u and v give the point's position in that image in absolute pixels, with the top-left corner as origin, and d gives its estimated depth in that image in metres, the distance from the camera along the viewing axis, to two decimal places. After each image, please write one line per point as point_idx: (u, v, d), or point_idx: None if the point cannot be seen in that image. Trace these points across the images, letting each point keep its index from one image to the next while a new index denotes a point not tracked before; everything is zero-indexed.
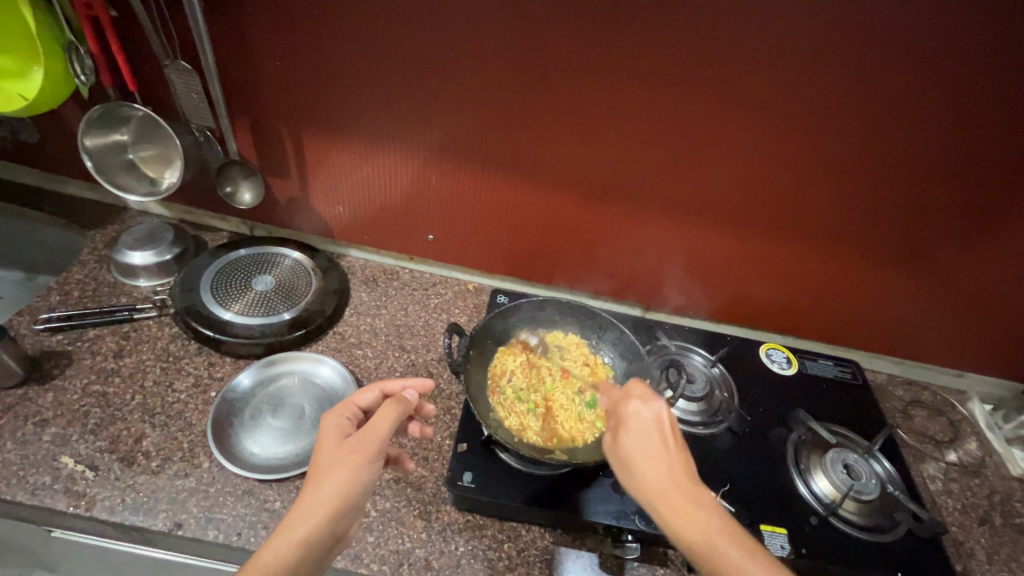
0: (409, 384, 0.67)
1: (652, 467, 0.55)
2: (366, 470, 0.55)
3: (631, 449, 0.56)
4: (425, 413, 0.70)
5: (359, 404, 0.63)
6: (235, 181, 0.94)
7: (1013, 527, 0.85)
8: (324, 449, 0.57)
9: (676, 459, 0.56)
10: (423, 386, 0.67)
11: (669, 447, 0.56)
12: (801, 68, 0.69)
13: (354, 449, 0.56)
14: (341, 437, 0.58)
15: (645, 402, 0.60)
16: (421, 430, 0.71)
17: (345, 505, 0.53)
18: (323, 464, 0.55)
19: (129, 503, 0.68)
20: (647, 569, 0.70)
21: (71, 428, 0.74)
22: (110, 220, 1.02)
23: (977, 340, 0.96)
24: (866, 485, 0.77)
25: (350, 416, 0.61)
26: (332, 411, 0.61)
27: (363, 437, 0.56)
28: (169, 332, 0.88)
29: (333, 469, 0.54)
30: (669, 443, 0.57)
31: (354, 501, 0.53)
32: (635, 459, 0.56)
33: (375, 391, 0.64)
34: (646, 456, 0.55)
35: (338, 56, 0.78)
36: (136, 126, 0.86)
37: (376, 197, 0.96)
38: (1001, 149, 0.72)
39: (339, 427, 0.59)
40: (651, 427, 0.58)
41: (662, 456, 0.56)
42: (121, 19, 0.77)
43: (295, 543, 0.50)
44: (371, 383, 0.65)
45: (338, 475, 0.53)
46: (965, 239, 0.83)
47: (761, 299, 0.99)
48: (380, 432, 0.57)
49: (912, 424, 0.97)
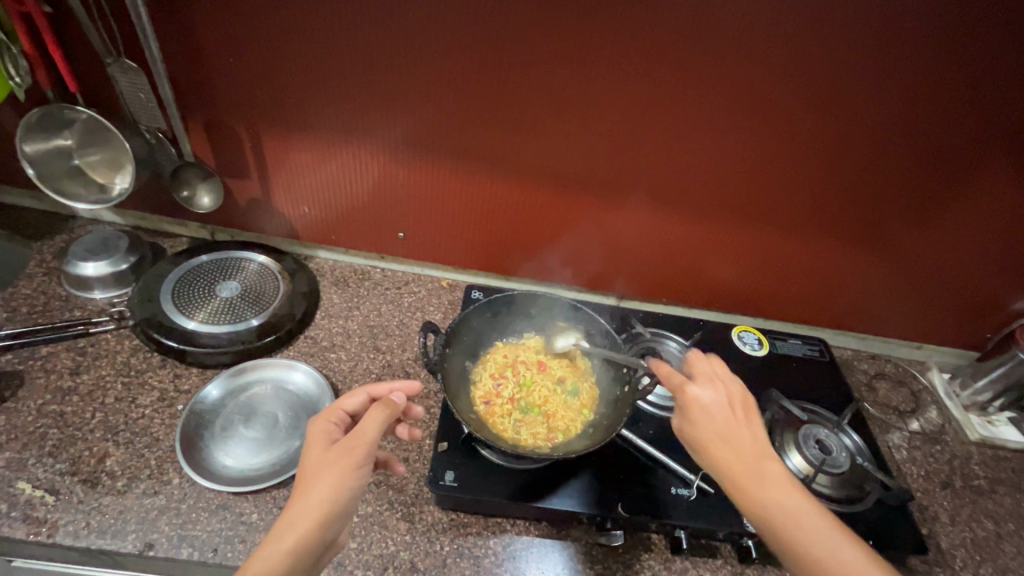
0: (396, 387, 0.64)
1: (721, 452, 0.57)
2: (354, 475, 0.53)
3: (697, 435, 0.58)
4: (412, 415, 0.67)
5: (346, 408, 0.60)
6: (192, 185, 0.90)
7: (972, 488, 0.89)
8: (310, 454, 0.55)
9: (744, 437, 0.57)
10: (411, 389, 0.64)
11: (735, 428, 0.58)
12: (762, 53, 0.70)
13: (341, 455, 0.54)
14: (327, 443, 0.56)
15: (710, 384, 0.60)
16: (410, 434, 0.69)
17: (333, 513, 0.51)
18: (309, 472, 0.53)
19: (94, 526, 0.65)
20: (632, 555, 0.71)
21: (27, 452, 0.70)
22: (58, 230, 0.97)
23: (935, 313, 1.01)
24: (837, 459, 0.80)
25: (336, 422, 0.59)
26: (318, 416, 0.59)
27: (350, 442, 0.54)
28: (129, 345, 0.84)
29: (321, 476, 0.52)
30: (734, 422, 0.58)
31: (343, 507, 0.52)
32: (705, 444, 0.58)
33: (361, 395, 0.61)
34: (714, 440, 0.57)
35: (295, 50, 0.75)
36: (80, 129, 0.81)
37: (342, 195, 0.93)
38: (953, 128, 0.75)
39: (325, 433, 0.57)
40: (715, 410, 0.59)
41: (731, 439, 0.57)
42: (57, 15, 0.72)
43: (284, 553, 0.48)
44: (358, 387, 0.62)
45: (327, 481, 0.52)
46: (921, 216, 0.86)
47: (731, 283, 1.01)
48: (366, 436, 0.55)
49: (877, 396, 1.01)
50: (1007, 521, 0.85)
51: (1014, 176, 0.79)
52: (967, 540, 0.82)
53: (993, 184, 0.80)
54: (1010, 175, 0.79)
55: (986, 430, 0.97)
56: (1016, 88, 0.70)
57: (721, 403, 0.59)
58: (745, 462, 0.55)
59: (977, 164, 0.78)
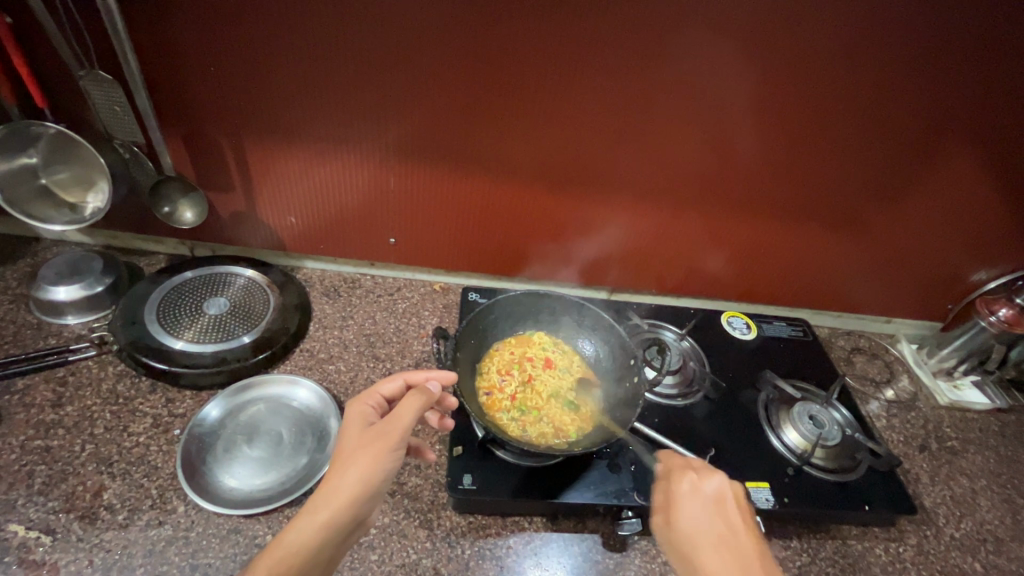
0: (434, 376, 0.64)
1: (714, 553, 0.55)
2: (389, 457, 0.54)
3: (690, 534, 0.57)
4: (447, 405, 0.69)
5: (383, 392, 0.61)
6: (173, 200, 0.86)
7: (947, 449, 0.96)
8: (349, 434, 0.56)
9: (741, 540, 0.56)
10: (448, 378, 0.65)
11: (733, 530, 0.56)
12: (746, 49, 0.73)
13: (378, 437, 0.54)
14: (364, 424, 0.57)
15: (699, 477, 0.61)
16: (440, 422, 0.71)
17: (367, 492, 0.52)
18: (347, 451, 0.54)
19: (98, 564, 0.62)
20: (648, 541, 0.73)
21: (14, 492, 0.66)
22: (22, 254, 0.91)
23: (903, 288, 1.07)
24: (830, 432, 0.85)
25: (374, 405, 0.60)
26: (356, 398, 0.60)
27: (387, 426, 0.55)
28: (113, 371, 0.80)
29: (357, 455, 0.53)
30: (731, 522, 0.57)
31: (376, 488, 0.53)
32: (699, 545, 0.56)
33: (400, 380, 0.62)
34: (708, 540, 0.56)
35: (281, 58, 0.73)
36: (47, 146, 0.76)
37: (330, 203, 0.91)
38: (922, 112, 0.79)
39: (362, 415, 0.58)
40: (713, 506, 0.58)
41: (726, 541, 0.56)
42: (19, 26, 0.67)
43: (319, 526, 0.49)
44: (395, 373, 0.63)
45: (361, 462, 0.53)
46: (889, 198, 0.92)
47: (716, 270, 1.05)
48: (404, 420, 0.55)
49: (855, 369, 1.07)
50: (980, 477, 0.92)
51: (973, 157, 0.85)
52: (947, 498, 0.88)
53: (953, 165, 0.86)
54: (969, 155, 0.85)
55: (953, 394, 1.05)
56: (975, 74, 0.75)
57: (717, 501, 0.59)
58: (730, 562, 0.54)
59: (941, 147, 0.84)
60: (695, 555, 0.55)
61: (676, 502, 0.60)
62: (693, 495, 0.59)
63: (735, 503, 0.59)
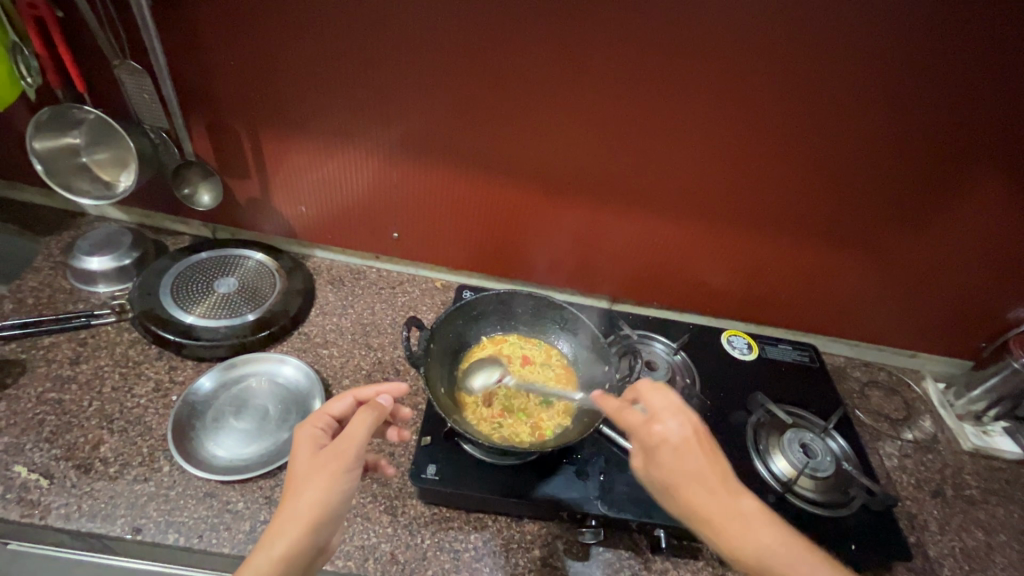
0: (383, 389, 0.65)
1: (695, 492, 0.54)
2: (343, 480, 0.55)
3: (668, 478, 0.56)
4: (401, 417, 0.70)
5: (333, 413, 0.63)
6: (193, 183, 0.93)
7: (964, 498, 0.88)
8: (299, 460, 0.57)
9: (711, 472, 0.55)
10: (398, 389, 0.66)
11: (705, 465, 0.55)
12: (746, 60, 0.72)
13: (332, 459, 0.55)
14: (315, 448, 0.58)
15: (663, 418, 0.58)
16: (399, 436, 0.70)
17: (324, 518, 0.53)
18: (299, 478, 0.55)
19: (85, 510, 0.67)
20: (612, 553, 0.72)
21: (24, 437, 0.72)
22: (66, 226, 1.01)
23: (928, 320, 1.00)
24: (822, 462, 0.80)
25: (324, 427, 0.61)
26: (305, 423, 0.61)
27: (340, 446, 0.56)
28: (128, 337, 0.87)
29: (310, 482, 0.54)
30: (704, 458, 0.56)
31: (333, 513, 0.54)
32: (675, 486, 0.55)
33: (348, 399, 0.63)
34: (686, 482, 0.55)
35: (294, 55, 0.78)
36: (88, 129, 0.85)
37: (339, 195, 0.95)
38: (941, 133, 0.75)
39: (313, 439, 0.59)
40: (683, 447, 0.56)
41: (701, 479, 0.55)
42: (68, 19, 0.76)
43: (276, 560, 0.50)
44: (345, 391, 0.64)
45: (316, 489, 0.53)
46: (911, 222, 0.86)
47: (719, 287, 1.02)
48: (355, 441, 0.57)
49: (869, 404, 1.01)
50: (998, 532, 0.84)
51: (1001, 184, 0.79)
52: (956, 549, 0.81)
53: (981, 190, 0.80)
54: (998, 180, 0.79)
55: (980, 440, 0.96)
56: (999, 92, 0.70)
57: (687, 440, 0.56)
58: (714, 500, 0.54)
59: (965, 170, 0.79)
60: (677, 496, 0.55)
61: (653, 448, 0.57)
62: (664, 442, 0.56)
63: (701, 435, 0.57)
